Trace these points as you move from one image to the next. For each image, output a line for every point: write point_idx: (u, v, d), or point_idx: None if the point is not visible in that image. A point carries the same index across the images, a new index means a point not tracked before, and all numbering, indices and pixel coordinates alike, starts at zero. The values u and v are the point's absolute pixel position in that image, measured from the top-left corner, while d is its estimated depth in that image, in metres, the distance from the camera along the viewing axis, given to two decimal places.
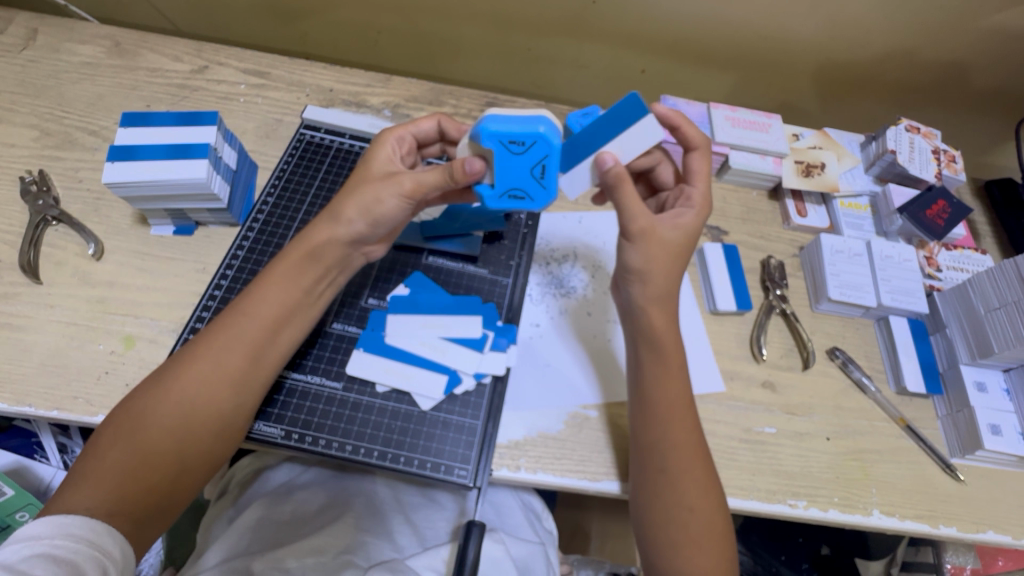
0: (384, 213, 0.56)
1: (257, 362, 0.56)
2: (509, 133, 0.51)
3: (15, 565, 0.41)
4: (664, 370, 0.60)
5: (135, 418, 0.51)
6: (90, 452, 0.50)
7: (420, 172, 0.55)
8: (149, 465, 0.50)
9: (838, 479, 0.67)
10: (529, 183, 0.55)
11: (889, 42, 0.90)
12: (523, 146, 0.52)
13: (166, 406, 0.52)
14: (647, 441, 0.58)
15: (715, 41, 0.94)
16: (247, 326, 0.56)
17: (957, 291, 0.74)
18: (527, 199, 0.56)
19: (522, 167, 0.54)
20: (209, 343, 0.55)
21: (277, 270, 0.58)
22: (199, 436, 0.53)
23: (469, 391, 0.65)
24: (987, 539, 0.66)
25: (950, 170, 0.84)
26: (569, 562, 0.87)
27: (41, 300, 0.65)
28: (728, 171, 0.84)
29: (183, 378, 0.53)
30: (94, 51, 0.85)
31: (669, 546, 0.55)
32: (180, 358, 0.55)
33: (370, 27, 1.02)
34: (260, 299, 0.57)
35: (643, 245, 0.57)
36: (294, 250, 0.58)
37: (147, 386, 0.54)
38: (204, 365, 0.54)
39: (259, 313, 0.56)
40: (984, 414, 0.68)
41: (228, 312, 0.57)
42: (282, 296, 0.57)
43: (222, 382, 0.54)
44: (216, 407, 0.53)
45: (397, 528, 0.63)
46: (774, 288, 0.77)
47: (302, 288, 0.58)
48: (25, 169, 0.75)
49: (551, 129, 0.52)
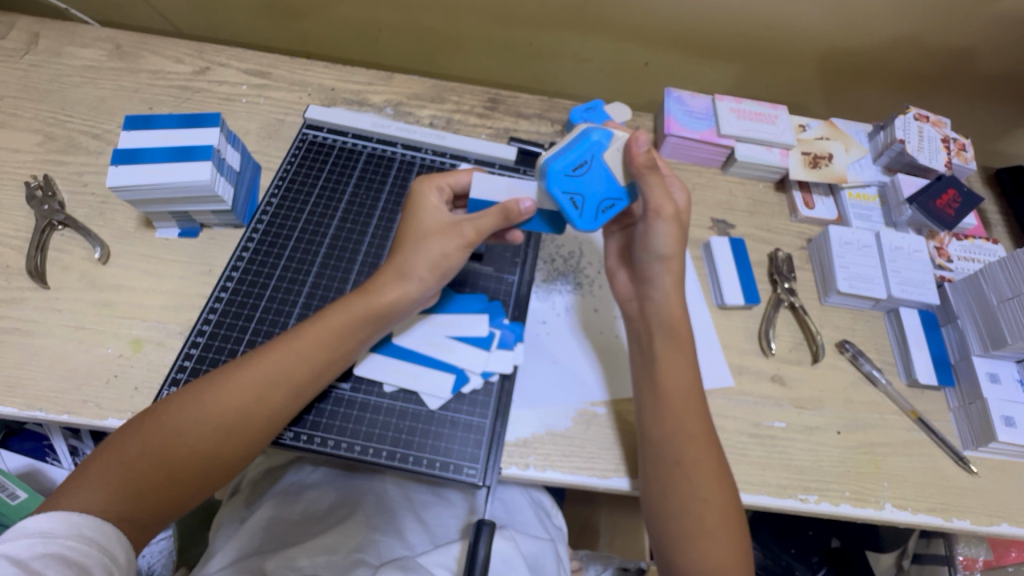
0: (451, 266, 0.58)
1: (295, 399, 0.56)
2: (568, 164, 0.54)
3: (28, 561, 0.42)
4: (655, 365, 0.61)
5: (168, 431, 0.51)
6: (112, 451, 0.51)
7: (477, 219, 0.57)
8: (173, 483, 0.51)
9: (850, 472, 0.66)
10: (609, 191, 0.56)
11: (897, 29, 0.89)
12: (576, 172, 0.55)
13: (203, 424, 0.52)
14: (662, 433, 0.58)
15: (719, 32, 0.93)
16: (297, 368, 0.56)
17: (968, 281, 0.73)
18: (616, 204, 0.57)
19: (594, 183, 0.56)
20: (257, 370, 0.55)
21: (336, 314, 0.58)
22: (226, 458, 0.53)
23: (476, 390, 0.64)
24: (1001, 531, 0.65)
25: (960, 159, 0.83)
26: (578, 558, 0.87)
27: (49, 304, 0.66)
28: (734, 163, 0.83)
29: (221, 405, 0.53)
30: (96, 55, 0.85)
31: (686, 539, 0.55)
32: (222, 377, 0.54)
33: (371, 24, 1.02)
34: (313, 342, 0.56)
35: (654, 174, 0.55)
36: (361, 301, 0.58)
37: (184, 397, 0.53)
38: (248, 396, 0.54)
39: (311, 356, 0.56)
40: (997, 405, 0.67)
41: (278, 342, 0.57)
42: (334, 344, 0.57)
43: (261, 415, 0.54)
44: (250, 438, 0.54)
45: (408, 525, 0.63)
46: (782, 282, 0.76)
47: (358, 339, 0.58)
48: (29, 174, 0.75)
49: (562, 178, 0.54)
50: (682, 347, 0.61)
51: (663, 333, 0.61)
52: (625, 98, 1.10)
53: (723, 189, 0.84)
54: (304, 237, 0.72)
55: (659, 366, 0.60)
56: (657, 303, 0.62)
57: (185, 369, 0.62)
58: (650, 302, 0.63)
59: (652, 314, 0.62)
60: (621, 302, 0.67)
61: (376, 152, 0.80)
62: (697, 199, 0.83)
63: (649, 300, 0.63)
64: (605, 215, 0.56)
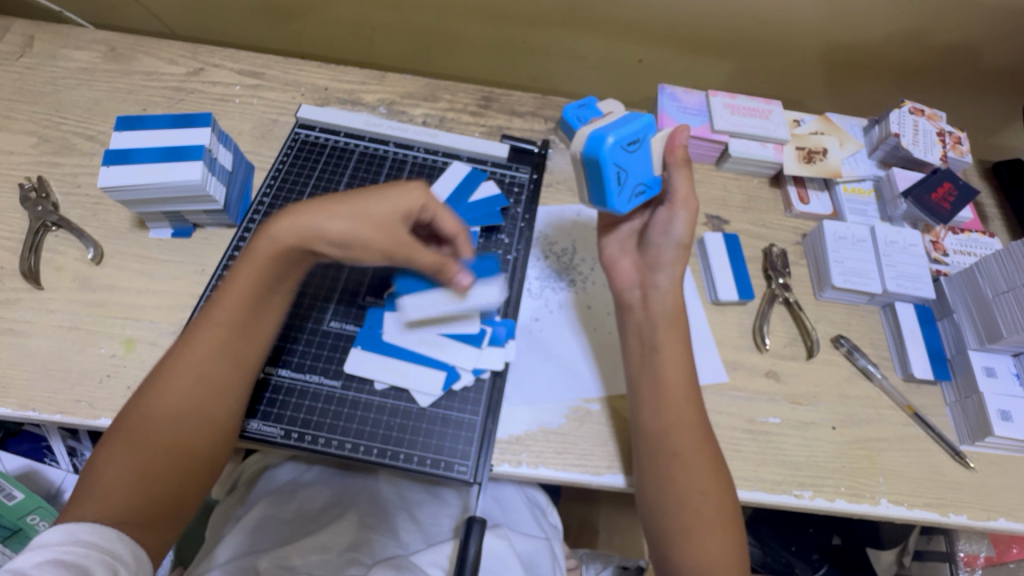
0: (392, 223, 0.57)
1: (240, 364, 0.57)
2: (624, 139, 0.55)
3: (26, 569, 0.42)
4: (658, 356, 0.61)
5: (129, 431, 0.52)
6: (91, 475, 0.50)
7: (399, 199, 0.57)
8: (151, 478, 0.51)
9: (845, 468, 0.66)
10: (646, 176, 0.60)
11: (892, 23, 0.88)
12: (630, 149, 0.57)
13: (161, 417, 0.53)
14: (661, 426, 0.58)
15: (712, 28, 0.93)
16: (221, 335, 0.56)
17: (964, 275, 0.73)
18: (646, 190, 0.61)
19: (637, 164, 0.58)
20: (184, 354, 0.55)
21: (234, 283, 0.58)
22: (193, 441, 0.53)
23: (467, 387, 0.64)
24: (998, 526, 0.64)
25: (956, 152, 0.82)
26: (576, 556, 0.86)
27: (43, 305, 0.66)
28: (728, 159, 0.83)
29: (163, 394, 0.53)
30: (90, 57, 0.85)
31: (679, 534, 0.54)
32: (162, 371, 0.55)
33: (365, 24, 1.02)
34: (228, 308, 0.57)
35: (685, 169, 0.61)
36: (275, 258, 0.57)
37: (133, 400, 0.54)
38: (183, 377, 0.54)
39: (235, 321, 0.57)
40: (994, 399, 0.66)
41: (200, 322, 0.57)
42: (256, 302, 0.58)
43: (208, 389, 0.55)
44: (206, 411, 0.54)
45: (401, 524, 0.63)
46: (776, 277, 0.76)
47: (274, 287, 0.59)
48: (24, 176, 0.75)
49: (614, 150, 0.55)
50: (681, 341, 0.61)
51: (665, 323, 0.62)
52: (620, 95, 1.10)
53: (717, 185, 0.84)
54: None
55: (655, 359, 0.61)
56: (663, 293, 0.63)
57: None
58: (654, 291, 0.63)
59: (654, 306, 0.62)
60: (621, 292, 0.66)
61: (368, 151, 0.80)
62: None
63: (655, 290, 0.63)
64: (637, 198, 0.60)
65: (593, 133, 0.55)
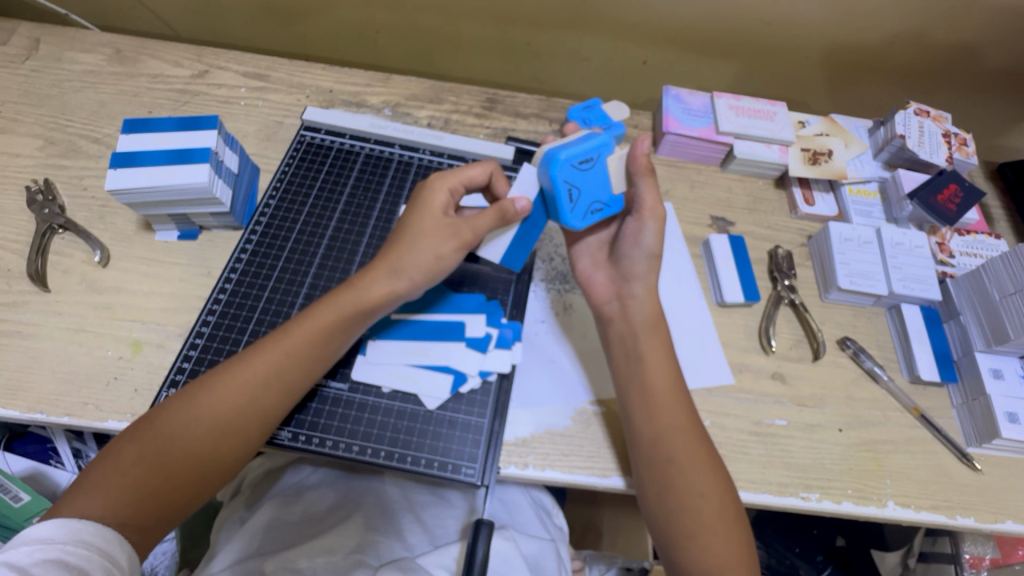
0: (442, 268, 0.59)
1: (288, 398, 0.57)
2: (574, 156, 0.57)
3: (28, 567, 0.42)
4: (641, 364, 0.61)
5: (163, 437, 0.52)
6: (108, 466, 0.50)
7: (475, 219, 0.58)
8: (168, 485, 0.51)
9: (852, 470, 0.66)
10: (602, 195, 0.60)
11: (897, 24, 0.88)
12: (584, 165, 0.58)
13: (200, 429, 0.52)
14: (662, 429, 0.58)
15: (717, 30, 0.93)
16: (286, 367, 0.56)
17: (970, 276, 0.72)
18: (606, 208, 0.61)
19: (592, 183, 0.59)
20: (244, 375, 0.55)
21: (321, 313, 0.58)
22: (220, 459, 0.53)
23: (474, 389, 0.64)
24: (1005, 529, 0.64)
25: (962, 154, 0.82)
26: (581, 558, 0.86)
27: (50, 308, 0.66)
28: (733, 160, 0.83)
29: (211, 408, 0.53)
30: (95, 59, 0.86)
31: (684, 538, 0.54)
32: (215, 379, 0.55)
33: (369, 26, 1.02)
34: (302, 342, 0.57)
35: (650, 178, 0.60)
36: (348, 303, 0.58)
37: (177, 402, 0.54)
38: (239, 399, 0.54)
39: (300, 354, 0.57)
40: (1001, 402, 0.66)
41: (267, 344, 0.57)
42: (327, 342, 0.58)
43: (256, 417, 0.54)
44: (247, 437, 0.54)
45: (408, 526, 0.63)
46: (782, 279, 0.76)
47: (347, 336, 0.59)
48: (30, 178, 0.75)
49: (566, 162, 0.56)
50: (668, 350, 0.62)
51: (645, 330, 0.62)
52: (624, 97, 1.10)
53: (722, 187, 0.84)
54: (303, 238, 0.72)
55: (653, 358, 0.61)
56: (639, 302, 0.63)
57: (184, 371, 0.63)
58: (631, 300, 0.63)
59: (632, 316, 0.63)
60: (597, 304, 0.66)
61: (374, 153, 0.80)
62: (696, 196, 0.83)
63: (631, 299, 0.63)
64: (593, 216, 0.61)
65: (548, 150, 0.58)
